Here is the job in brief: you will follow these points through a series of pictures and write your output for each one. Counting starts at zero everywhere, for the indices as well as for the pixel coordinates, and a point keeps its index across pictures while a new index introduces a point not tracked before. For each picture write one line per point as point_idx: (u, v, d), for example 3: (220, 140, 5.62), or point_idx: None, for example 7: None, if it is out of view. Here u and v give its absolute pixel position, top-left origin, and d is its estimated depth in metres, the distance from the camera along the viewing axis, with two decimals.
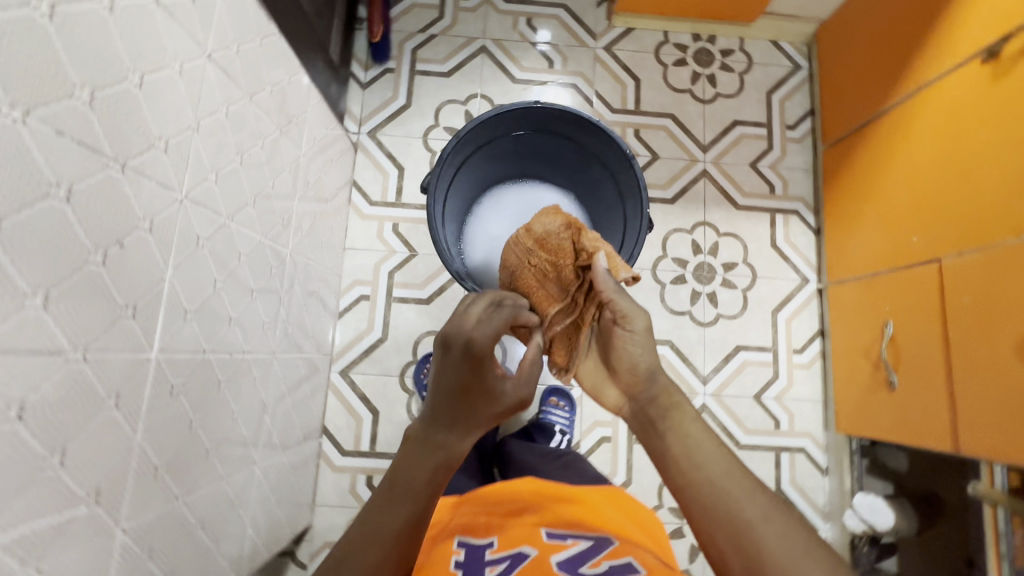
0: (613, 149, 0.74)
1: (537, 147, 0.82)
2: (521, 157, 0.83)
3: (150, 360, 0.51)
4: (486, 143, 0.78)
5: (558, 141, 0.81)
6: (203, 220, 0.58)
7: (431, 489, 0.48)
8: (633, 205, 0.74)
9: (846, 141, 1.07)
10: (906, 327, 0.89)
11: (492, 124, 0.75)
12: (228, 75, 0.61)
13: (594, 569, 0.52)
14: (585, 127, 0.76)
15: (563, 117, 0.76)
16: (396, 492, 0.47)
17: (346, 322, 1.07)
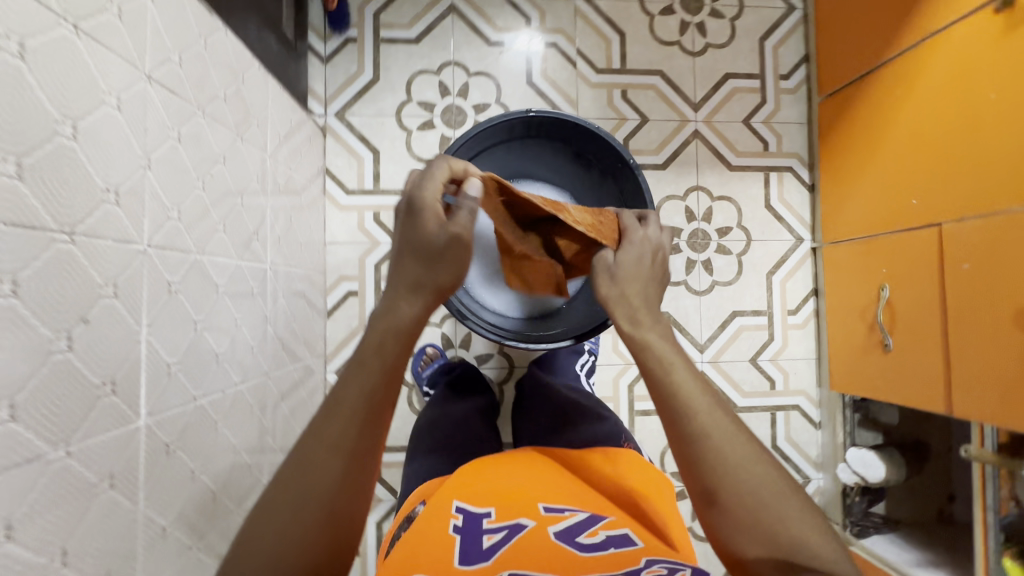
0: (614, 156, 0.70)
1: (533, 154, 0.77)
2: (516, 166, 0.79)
3: (138, 430, 0.47)
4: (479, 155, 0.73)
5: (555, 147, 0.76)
6: (171, 263, 0.53)
7: (369, 410, 0.45)
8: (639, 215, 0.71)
9: (846, 93, 1.02)
10: (902, 290, 0.89)
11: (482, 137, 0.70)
12: (172, 91, 0.53)
13: (592, 540, 0.51)
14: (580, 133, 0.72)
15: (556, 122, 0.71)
16: (345, 398, 0.45)
17: (337, 320, 1.03)
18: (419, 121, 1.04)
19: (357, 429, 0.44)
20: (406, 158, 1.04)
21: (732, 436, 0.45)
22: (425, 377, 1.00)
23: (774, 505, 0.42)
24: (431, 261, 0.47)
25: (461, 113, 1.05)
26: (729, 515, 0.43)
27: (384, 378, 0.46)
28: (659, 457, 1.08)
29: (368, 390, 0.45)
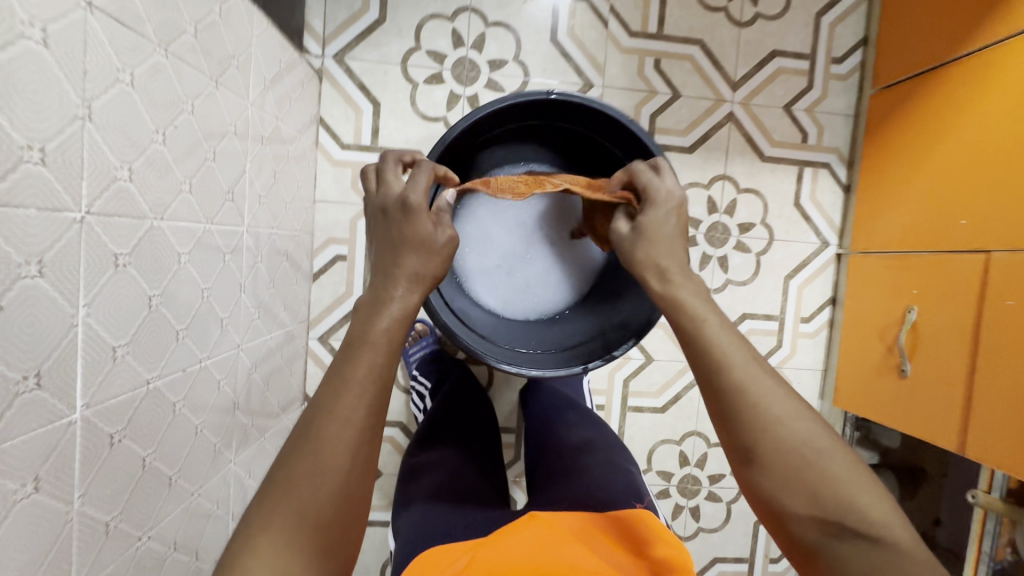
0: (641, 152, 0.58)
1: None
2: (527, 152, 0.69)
3: (70, 425, 0.42)
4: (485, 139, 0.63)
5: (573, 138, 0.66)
6: (119, 232, 0.45)
7: (377, 394, 0.41)
8: None
9: (904, 88, 0.91)
10: (931, 316, 0.82)
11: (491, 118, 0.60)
12: (124, 24, 0.44)
13: None
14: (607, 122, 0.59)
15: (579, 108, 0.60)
16: (342, 390, 0.40)
17: (322, 285, 0.97)
18: (427, 74, 0.94)
19: (351, 436, 0.39)
20: (409, 115, 0.94)
21: (774, 393, 0.40)
22: (413, 357, 0.95)
23: (822, 463, 0.38)
24: (430, 253, 0.45)
25: (474, 69, 0.94)
26: (770, 476, 0.38)
27: (373, 377, 0.41)
28: (646, 455, 1.04)
29: (358, 393, 0.40)
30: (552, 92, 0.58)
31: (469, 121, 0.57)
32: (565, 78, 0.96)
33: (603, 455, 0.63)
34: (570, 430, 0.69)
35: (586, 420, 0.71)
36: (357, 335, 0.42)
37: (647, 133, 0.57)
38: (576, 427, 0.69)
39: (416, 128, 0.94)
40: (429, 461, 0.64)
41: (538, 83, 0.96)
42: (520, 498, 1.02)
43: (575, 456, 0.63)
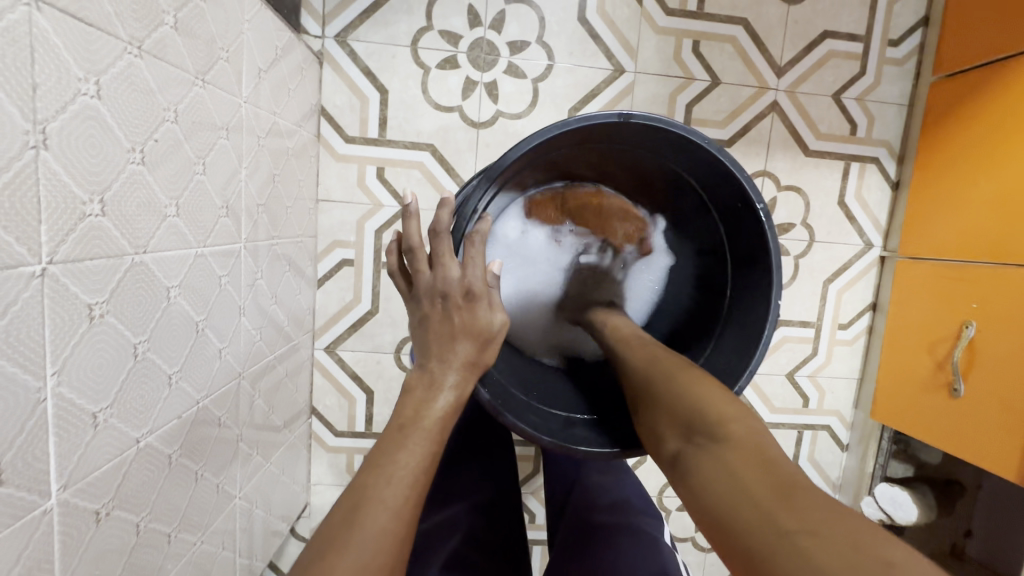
0: (723, 185, 0.52)
1: (612, 157, 0.58)
2: (584, 163, 0.58)
3: (44, 515, 0.35)
4: (542, 156, 0.53)
5: (641, 155, 0.57)
6: (92, 278, 0.38)
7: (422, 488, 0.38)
8: (744, 270, 0.54)
9: (970, 78, 0.82)
10: (994, 335, 0.76)
11: (544, 148, 0.50)
12: (85, 20, 0.35)
13: None
14: (680, 147, 0.51)
15: (648, 134, 0.51)
16: (384, 480, 0.36)
17: (328, 291, 0.89)
18: (439, 57, 0.84)
19: (397, 531, 0.35)
20: (420, 104, 0.85)
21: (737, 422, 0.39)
22: None
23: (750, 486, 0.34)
24: (484, 342, 0.44)
25: (493, 52, 0.84)
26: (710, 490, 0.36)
27: (426, 462, 0.39)
28: None
29: (409, 480, 0.37)
30: (631, 114, 0.48)
31: (531, 144, 0.46)
32: (594, 62, 0.86)
33: (625, 517, 0.68)
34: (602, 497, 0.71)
35: (609, 466, 0.79)
36: (408, 419, 0.40)
37: (744, 171, 0.48)
38: (604, 473, 0.76)
39: (428, 120, 0.85)
40: (440, 523, 0.66)
41: (564, 68, 0.86)
42: (536, 507, 0.97)
43: (609, 516, 0.68)
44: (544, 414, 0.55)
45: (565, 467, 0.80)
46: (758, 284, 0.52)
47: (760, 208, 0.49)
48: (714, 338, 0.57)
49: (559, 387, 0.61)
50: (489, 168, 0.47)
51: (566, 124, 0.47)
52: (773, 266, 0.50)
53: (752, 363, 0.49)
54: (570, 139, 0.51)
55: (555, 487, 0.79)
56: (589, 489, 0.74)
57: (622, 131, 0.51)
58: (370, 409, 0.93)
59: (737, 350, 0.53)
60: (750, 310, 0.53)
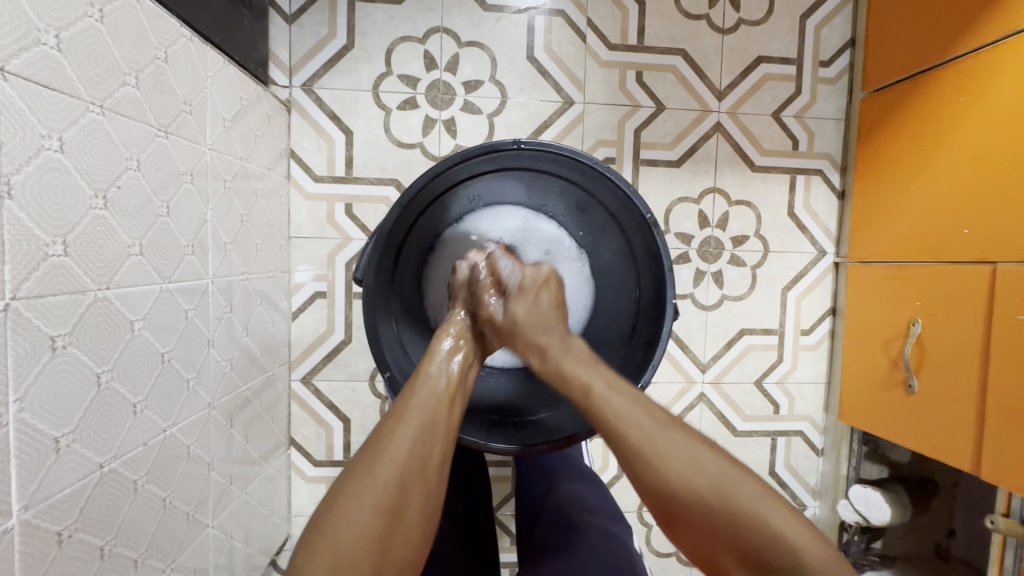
0: (620, 203, 0.56)
1: (525, 180, 0.60)
2: (501, 190, 0.61)
3: (4, 534, 0.38)
4: (451, 186, 0.57)
5: (551, 180, 0.60)
6: (55, 312, 0.41)
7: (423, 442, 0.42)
8: (650, 277, 0.58)
9: (893, 93, 0.89)
10: (937, 329, 0.79)
11: (452, 174, 0.55)
12: (48, 86, 0.40)
13: None
14: (581, 172, 0.56)
15: (552, 160, 0.56)
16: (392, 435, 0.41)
17: (302, 324, 0.93)
18: (400, 99, 0.90)
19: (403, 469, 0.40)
20: (384, 143, 0.90)
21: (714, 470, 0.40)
22: None
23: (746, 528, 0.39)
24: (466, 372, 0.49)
25: (449, 92, 0.91)
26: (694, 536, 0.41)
27: (398, 484, 0.39)
28: None
29: (375, 502, 0.38)
30: (525, 141, 0.53)
31: (427, 178, 0.52)
32: (545, 97, 0.93)
33: (589, 520, 0.71)
34: (567, 508, 0.74)
35: (581, 475, 0.82)
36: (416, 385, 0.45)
37: (628, 184, 0.54)
38: (572, 481, 0.79)
39: (392, 157, 0.91)
40: None
41: (517, 103, 0.92)
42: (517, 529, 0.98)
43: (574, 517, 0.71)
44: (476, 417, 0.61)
45: (534, 482, 0.82)
46: (658, 289, 0.56)
47: (649, 217, 0.53)
48: (632, 339, 0.61)
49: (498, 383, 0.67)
50: (394, 203, 0.52)
51: (466, 150, 0.52)
52: (666, 273, 0.54)
53: (653, 357, 0.54)
54: (477, 166, 0.56)
55: (527, 502, 0.81)
56: (556, 500, 0.76)
57: (524, 157, 0.56)
58: (348, 437, 0.95)
59: (646, 352, 0.57)
60: (656, 316, 0.56)
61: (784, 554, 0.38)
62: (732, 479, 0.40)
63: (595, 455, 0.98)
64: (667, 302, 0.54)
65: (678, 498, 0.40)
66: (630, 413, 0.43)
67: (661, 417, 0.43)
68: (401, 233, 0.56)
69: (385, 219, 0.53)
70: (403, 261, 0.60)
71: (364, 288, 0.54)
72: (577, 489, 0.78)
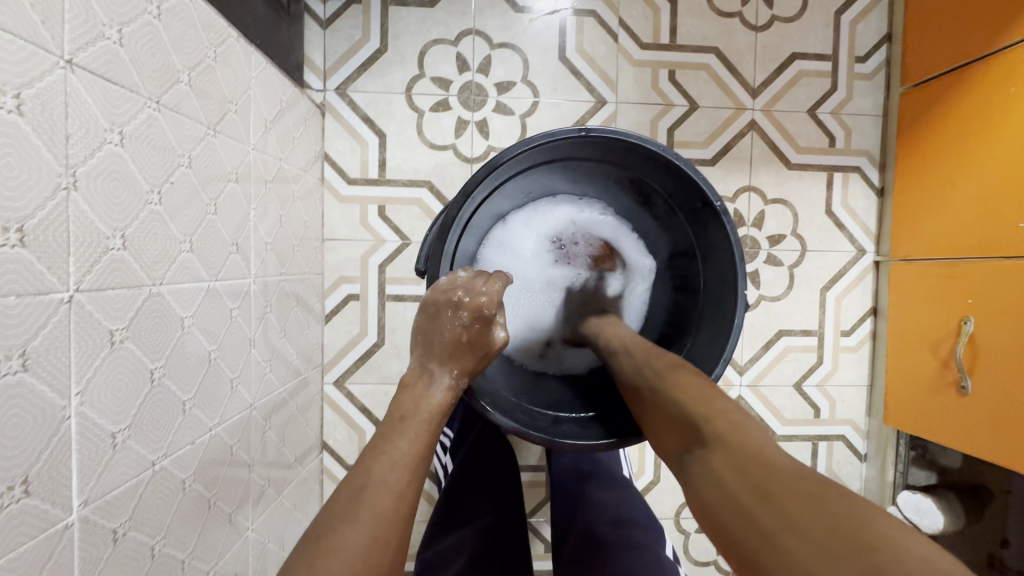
0: (686, 190, 0.55)
1: (585, 165, 0.60)
2: (558, 177, 0.61)
3: (66, 529, 0.37)
4: (512, 175, 0.55)
5: (609, 165, 0.59)
6: (114, 306, 0.41)
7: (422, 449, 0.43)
8: (715, 268, 0.57)
9: (934, 87, 0.87)
10: (991, 327, 0.76)
11: (518, 161, 0.53)
12: (110, 80, 0.41)
13: None
14: (648, 158, 0.55)
15: (619, 146, 0.55)
16: (393, 433, 0.43)
17: (335, 326, 0.92)
18: (432, 101, 0.90)
19: (407, 466, 0.41)
20: (416, 145, 0.90)
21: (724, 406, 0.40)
22: None
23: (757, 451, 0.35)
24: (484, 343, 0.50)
25: (481, 93, 0.91)
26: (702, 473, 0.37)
27: (411, 462, 0.42)
28: (685, 487, 0.98)
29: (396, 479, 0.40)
30: (591, 129, 0.52)
31: (492, 168, 0.50)
32: (577, 97, 0.92)
33: (629, 526, 0.69)
34: (607, 515, 0.72)
35: (616, 481, 0.79)
36: (408, 410, 0.45)
37: (699, 173, 0.52)
38: (607, 489, 0.77)
39: (425, 159, 0.91)
40: (449, 546, 0.71)
41: (549, 103, 0.92)
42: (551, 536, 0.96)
43: (615, 524, 0.70)
44: (505, 400, 0.57)
45: (570, 485, 0.80)
46: (726, 279, 0.55)
47: (718, 205, 0.51)
48: (696, 333, 0.59)
49: (550, 388, 0.64)
50: (458, 191, 0.51)
51: (537, 135, 0.50)
52: (737, 262, 0.52)
53: (726, 350, 0.52)
54: (539, 155, 0.55)
55: (563, 506, 0.79)
56: (598, 505, 0.74)
57: (587, 143, 0.54)
58: None
59: (714, 346, 0.55)
60: (724, 305, 0.55)
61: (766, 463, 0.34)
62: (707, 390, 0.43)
63: (630, 460, 0.96)
64: (739, 293, 0.52)
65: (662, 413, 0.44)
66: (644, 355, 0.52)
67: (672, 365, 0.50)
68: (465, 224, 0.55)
69: (452, 206, 0.51)
70: (462, 252, 0.58)
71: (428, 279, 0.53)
72: (613, 496, 0.76)
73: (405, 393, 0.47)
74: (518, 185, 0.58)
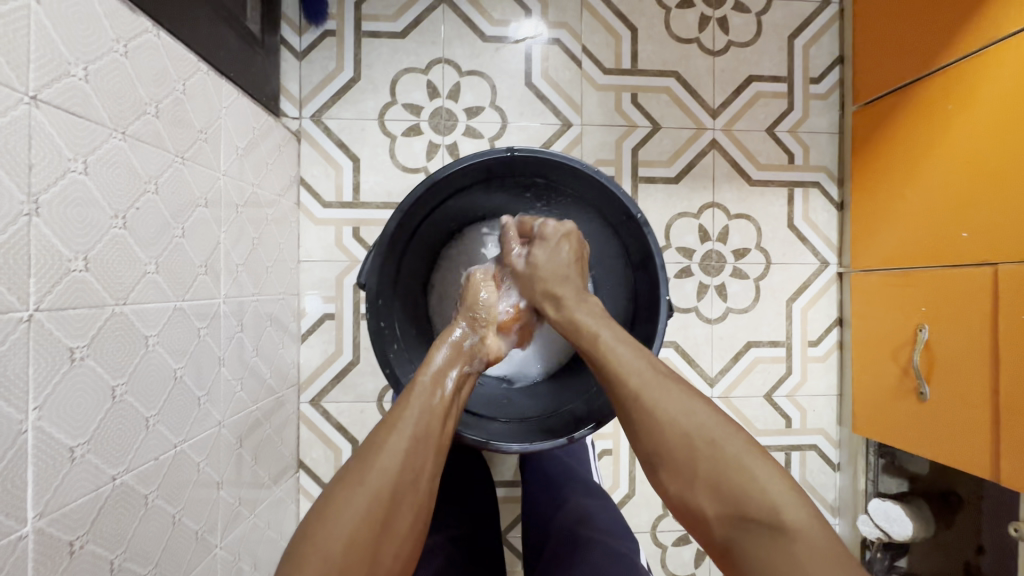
0: (612, 204, 0.59)
1: (519, 187, 0.64)
2: (497, 197, 0.65)
3: (20, 540, 0.39)
4: (449, 195, 0.60)
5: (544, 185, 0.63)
6: (74, 324, 0.43)
7: (415, 445, 0.45)
8: (645, 276, 0.60)
9: (882, 105, 0.91)
10: (945, 333, 0.79)
11: (452, 182, 0.58)
12: (75, 113, 0.43)
13: None
14: (574, 177, 0.59)
15: (546, 167, 0.59)
16: (391, 427, 0.45)
17: (311, 346, 0.94)
18: (404, 126, 0.94)
19: (398, 463, 0.43)
20: (389, 168, 0.94)
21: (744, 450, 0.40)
22: None
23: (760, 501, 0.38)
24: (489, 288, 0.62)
25: (451, 118, 0.95)
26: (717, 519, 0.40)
27: (405, 462, 0.43)
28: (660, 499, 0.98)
29: (363, 511, 0.40)
30: (519, 150, 0.56)
31: (428, 185, 0.55)
32: (544, 120, 0.96)
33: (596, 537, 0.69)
34: (580, 525, 0.73)
35: (589, 490, 0.80)
36: (406, 397, 0.48)
37: (621, 188, 0.56)
38: (580, 496, 0.78)
39: (397, 182, 0.94)
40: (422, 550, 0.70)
41: (516, 126, 0.96)
42: None
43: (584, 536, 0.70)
44: (477, 419, 0.62)
45: (542, 498, 0.81)
46: (654, 287, 0.58)
47: (639, 217, 0.56)
48: (628, 343, 0.63)
49: (501, 395, 0.68)
50: (396, 208, 0.55)
51: (466, 157, 0.55)
52: (660, 270, 0.56)
53: (652, 353, 0.56)
54: (474, 174, 0.59)
55: (534, 519, 0.80)
56: (567, 515, 0.75)
57: (518, 163, 0.59)
58: None
59: (643, 350, 0.59)
60: (652, 315, 0.58)
61: (765, 508, 0.38)
62: (728, 431, 0.41)
63: (604, 473, 0.97)
64: (661, 299, 0.56)
65: (665, 451, 0.42)
66: (700, 419, 0.42)
67: (667, 372, 0.46)
68: (404, 241, 0.59)
69: (387, 223, 0.55)
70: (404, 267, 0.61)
71: (366, 292, 0.56)
72: (581, 505, 0.76)
73: (408, 393, 0.48)
74: (458, 207, 0.63)
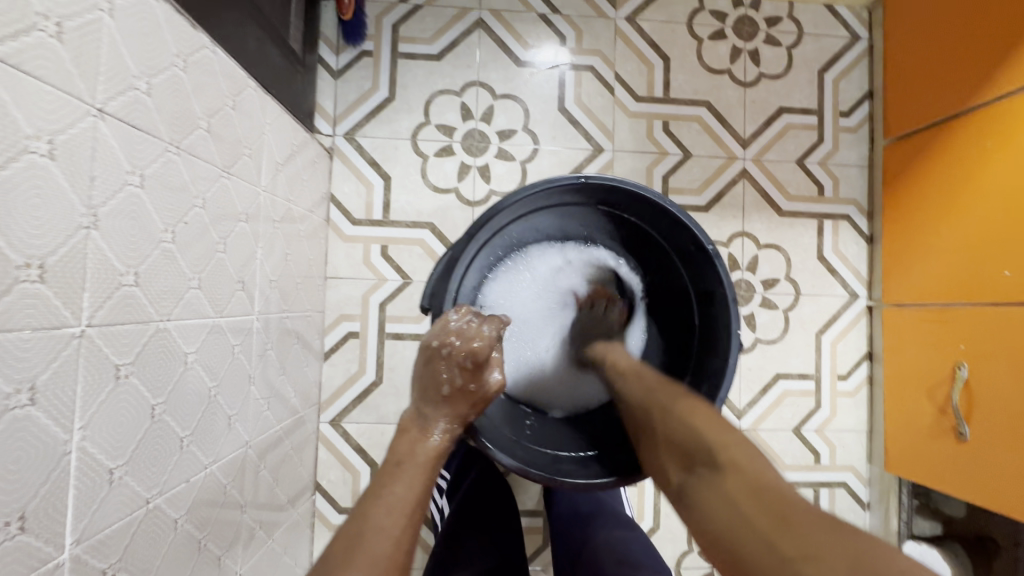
0: (680, 232, 0.59)
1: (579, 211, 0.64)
2: (557, 222, 0.65)
3: (57, 568, 0.37)
4: (513, 219, 0.60)
5: (606, 211, 0.63)
6: (122, 340, 0.42)
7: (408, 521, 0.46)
8: (709, 305, 0.60)
9: (915, 141, 0.91)
10: (986, 372, 0.77)
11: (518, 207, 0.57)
12: (136, 127, 0.43)
13: None
14: (640, 203, 0.59)
15: (613, 192, 0.59)
16: (379, 500, 0.46)
17: (334, 364, 0.93)
18: (436, 147, 0.94)
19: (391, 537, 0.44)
20: (420, 188, 0.94)
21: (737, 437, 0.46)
22: None
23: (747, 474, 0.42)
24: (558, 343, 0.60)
25: (484, 140, 0.95)
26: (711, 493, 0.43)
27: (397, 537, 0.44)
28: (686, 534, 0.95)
29: None
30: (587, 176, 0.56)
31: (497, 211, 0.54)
32: (575, 144, 0.96)
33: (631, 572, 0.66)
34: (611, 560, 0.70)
35: (620, 520, 0.77)
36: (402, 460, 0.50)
37: (694, 219, 0.56)
38: (611, 527, 0.75)
39: (427, 202, 0.94)
40: None
41: (548, 150, 0.96)
42: None
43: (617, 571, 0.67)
44: (524, 448, 0.59)
45: (569, 530, 0.78)
46: (719, 318, 0.58)
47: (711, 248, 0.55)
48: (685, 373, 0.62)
49: (543, 426, 0.65)
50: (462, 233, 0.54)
51: (536, 183, 0.55)
52: (729, 302, 0.56)
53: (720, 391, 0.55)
54: (539, 200, 0.59)
55: (562, 552, 0.77)
56: (598, 550, 0.72)
57: (584, 190, 0.58)
58: None
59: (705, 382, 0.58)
60: (716, 345, 0.58)
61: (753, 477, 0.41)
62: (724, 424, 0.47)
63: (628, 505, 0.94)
64: (731, 332, 0.56)
65: (673, 437, 0.49)
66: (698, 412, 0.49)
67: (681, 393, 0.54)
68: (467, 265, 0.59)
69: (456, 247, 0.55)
70: (466, 289, 0.60)
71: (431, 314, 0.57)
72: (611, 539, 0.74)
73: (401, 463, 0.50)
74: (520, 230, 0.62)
